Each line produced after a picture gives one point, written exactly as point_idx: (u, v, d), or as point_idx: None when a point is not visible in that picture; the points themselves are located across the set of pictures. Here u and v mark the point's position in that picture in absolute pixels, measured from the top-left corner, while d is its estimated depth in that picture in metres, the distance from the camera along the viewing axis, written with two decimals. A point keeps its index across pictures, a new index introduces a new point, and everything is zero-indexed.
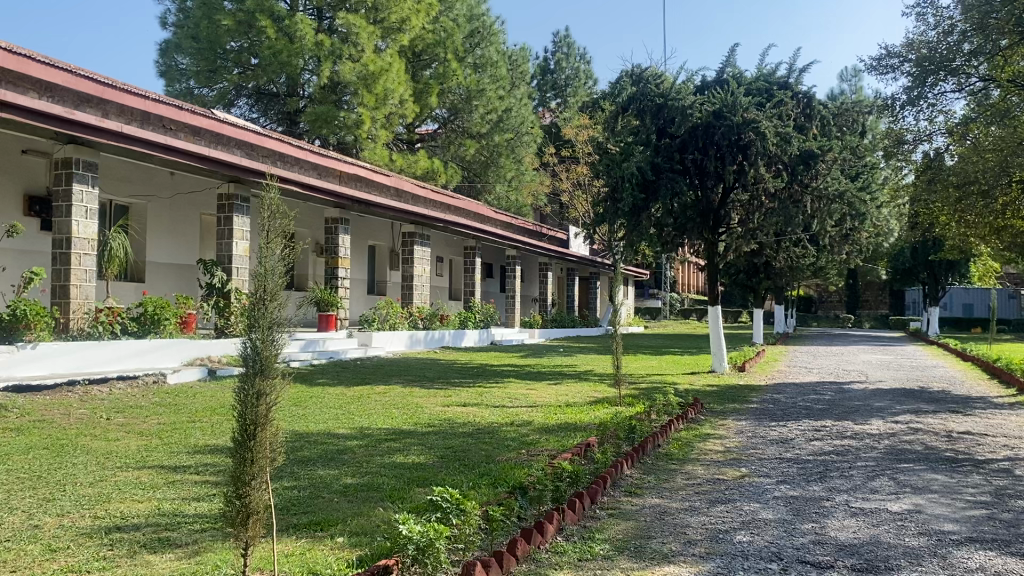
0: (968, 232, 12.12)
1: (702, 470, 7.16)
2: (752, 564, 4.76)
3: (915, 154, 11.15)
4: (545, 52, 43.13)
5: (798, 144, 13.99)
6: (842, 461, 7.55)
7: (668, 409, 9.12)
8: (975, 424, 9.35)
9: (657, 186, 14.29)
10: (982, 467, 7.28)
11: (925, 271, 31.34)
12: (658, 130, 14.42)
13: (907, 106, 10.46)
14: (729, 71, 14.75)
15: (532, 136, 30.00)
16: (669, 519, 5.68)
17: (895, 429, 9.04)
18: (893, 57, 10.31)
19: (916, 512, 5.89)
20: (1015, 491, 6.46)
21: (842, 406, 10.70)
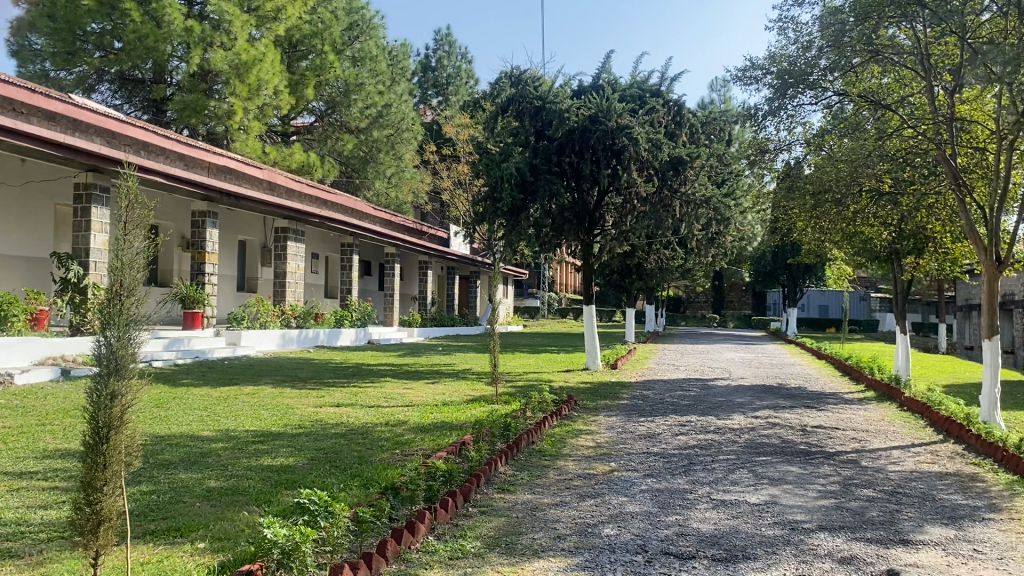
0: (823, 237, 12.87)
1: (573, 465, 7.30)
2: (619, 557, 4.88)
3: (776, 163, 11.71)
4: (426, 50, 42.93)
5: (670, 150, 14.57)
6: (705, 454, 7.87)
7: (542, 407, 9.28)
8: (826, 418, 9.95)
9: (535, 188, 14.44)
10: (832, 459, 7.76)
11: (785, 274, 33.21)
12: (537, 132, 14.60)
13: (768, 116, 10.86)
14: (605, 78, 15.14)
15: (413, 132, 29.83)
16: (540, 514, 5.76)
17: (755, 424, 9.49)
18: (757, 69, 10.78)
19: (773, 503, 6.19)
20: (861, 481, 6.91)
21: (706, 402, 11.15)
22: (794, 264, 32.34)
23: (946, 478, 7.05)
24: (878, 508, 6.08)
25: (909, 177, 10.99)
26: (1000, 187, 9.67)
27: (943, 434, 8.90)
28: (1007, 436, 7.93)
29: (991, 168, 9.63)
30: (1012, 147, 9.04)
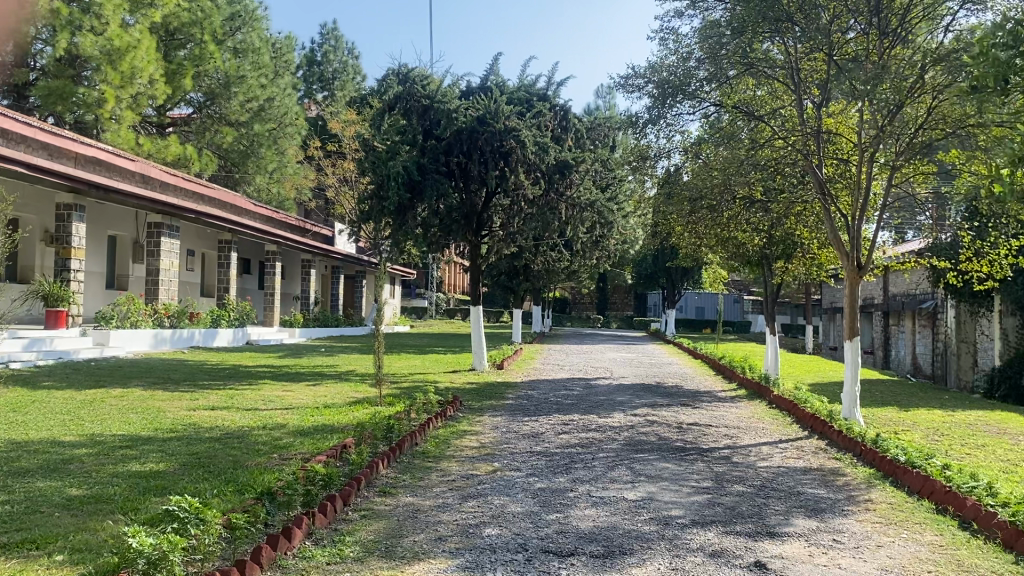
0: (700, 241, 13.28)
1: (456, 466, 7.30)
2: (499, 556, 4.91)
3: (655, 169, 12.05)
4: (311, 44, 42.07)
5: (556, 153, 14.77)
6: (586, 453, 8.01)
7: (427, 408, 9.26)
8: (701, 416, 10.31)
9: (422, 187, 14.31)
10: (705, 455, 8.05)
11: (664, 276, 34.29)
12: (425, 131, 14.51)
13: (649, 124, 11.18)
14: (493, 80, 15.21)
15: (296, 127, 29.17)
16: (421, 517, 5.73)
17: (635, 422, 9.74)
18: (639, 78, 11.06)
19: (650, 499, 6.37)
20: (732, 476, 7.20)
21: (588, 401, 11.36)
22: (672, 267, 33.38)
23: (810, 472, 7.43)
24: (748, 502, 6.35)
25: (779, 186, 11.51)
26: (861, 197, 10.29)
27: (808, 430, 9.37)
28: (864, 432, 8.43)
29: (854, 180, 10.21)
30: (873, 160, 9.64)
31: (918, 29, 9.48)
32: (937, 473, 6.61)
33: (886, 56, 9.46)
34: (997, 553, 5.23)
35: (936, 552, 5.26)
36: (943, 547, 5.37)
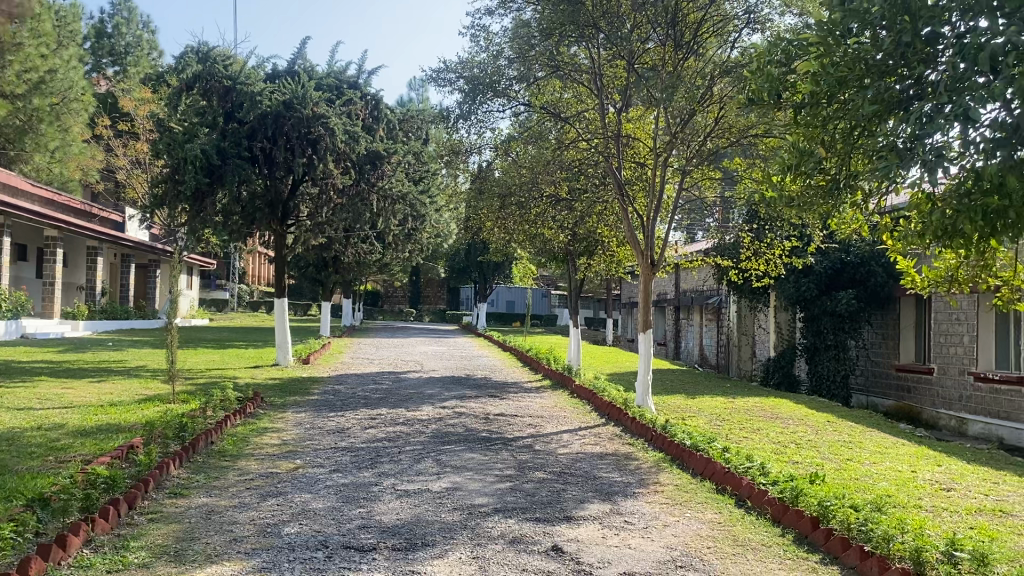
0: (509, 237, 13.49)
1: (256, 465, 7.03)
2: (298, 555, 4.78)
3: (466, 164, 12.13)
4: (100, 14, 38.92)
5: (366, 144, 14.98)
6: (392, 446, 7.97)
7: (224, 405, 8.86)
8: (507, 407, 10.55)
9: (222, 173, 13.56)
10: (510, 444, 8.24)
11: (476, 271, 34.74)
12: (226, 114, 13.80)
13: (460, 119, 11.20)
14: (300, 64, 14.79)
15: (83, 103, 26.88)
16: (216, 518, 5.47)
17: (442, 414, 9.80)
18: (450, 72, 11.08)
19: (454, 489, 6.44)
20: (534, 464, 7.42)
21: (397, 395, 11.31)
22: (483, 261, 34.00)
23: (605, 457, 7.80)
24: (547, 488, 6.57)
25: (582, 186, 12.06)
26: (655, 198, 10.96)
27: (604, 418, 9.83)
28: (655, 418, 8.94)
29: (649, 182, 10.86)
30: (666, 164, 10.28)
31: (709, 44, 10.19)
32: (718, 455, 7.14)
33: (682, 65, 10.07)
34: (767, 527, 5.73)
35: (715, 528, 5.68)
36: (721, 523, 5.81)
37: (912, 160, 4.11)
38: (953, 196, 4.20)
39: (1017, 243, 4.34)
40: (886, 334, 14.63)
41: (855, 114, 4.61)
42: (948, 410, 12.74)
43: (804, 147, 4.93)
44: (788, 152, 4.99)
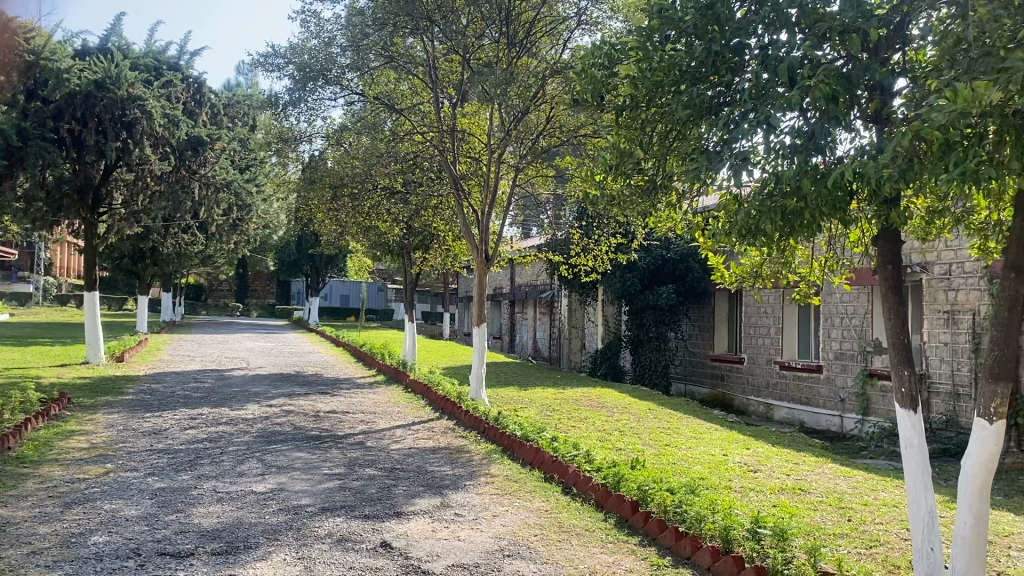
0: (340, 228, 13.22)
1: (60, 471, 6.53)
2: (106, 565, 4.48)
3: (295, 153, 11.77)
4: None
5: (186, 129, 14.28)
6: (214, 447, 7.63)
7: (25, 408, 8.17)
8: (338, 404, 10.33)
9: (24, 156, 12.26)
10: (340, 442, 8.08)
11: (307, 264, 33.82)
12: (28, 91, 12.67)
13: (289, 106, 10.82)
14: (114, 42, 13.87)
15: None
16: (12, 531, 5.03)
17: (268, 413, 9.49)
18: (278, 57, 10.66)
19: (279, 490, 6.24)
20: (364, 461, 7.33)
21: (220, 393, 10.84)
22: (314, 254, 33.19)
23: (436, 451, 7.81)
24: (377, 485, 6.50)
25: (417, 178, 12.00)
26: (490, 193, 11.06)
27: (438, 412, 9.84)
28: (487, 410, 9.05)
29: (484, 177, 10.96)
30: (499, 160, 10.42)
31: (541, 44, 10.38)
32: (547, 444, 7.33)
33: (515, 63, 10.23)
34: (591, 512, 5.92)
35: (542, 516, 5.83)
36: (548, 511, 5.96)
37: (722, 162, 4.38)
38: (755, 198, 4.51)
39: (811, 242, 4.71)
40: (702, 327, 15.49)
41: (670, 118, 4.85)
42: (756, 396, 13.70)
43: (624, 148, 5.11)
44: (610, 152, 5.20)
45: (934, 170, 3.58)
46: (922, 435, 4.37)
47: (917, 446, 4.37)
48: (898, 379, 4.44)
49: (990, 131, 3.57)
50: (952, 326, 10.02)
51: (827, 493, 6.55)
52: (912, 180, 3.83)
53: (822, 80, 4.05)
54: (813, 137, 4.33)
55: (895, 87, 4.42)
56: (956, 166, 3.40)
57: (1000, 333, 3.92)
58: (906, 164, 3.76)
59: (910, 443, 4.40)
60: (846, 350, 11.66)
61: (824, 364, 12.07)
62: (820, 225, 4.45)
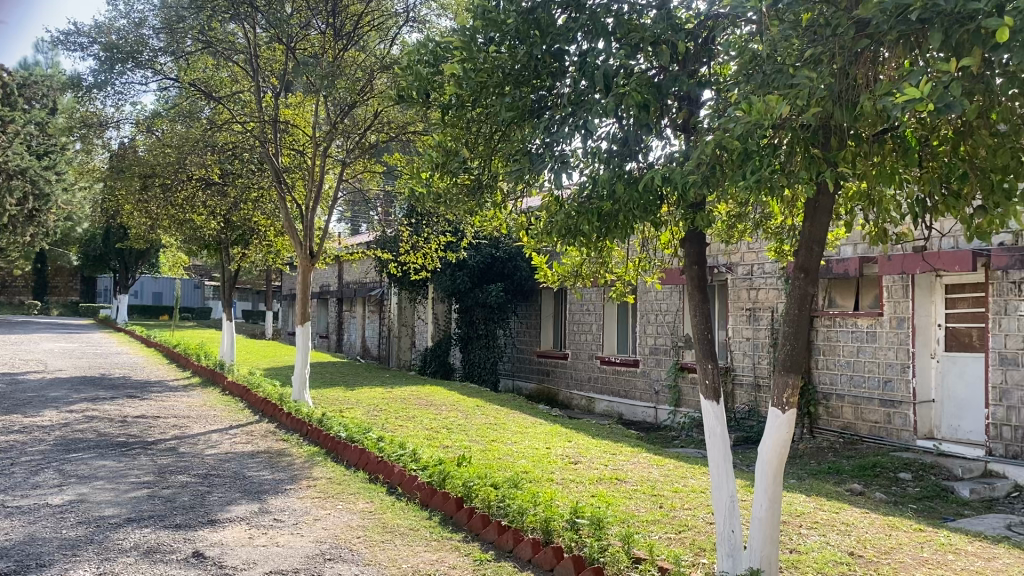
0: (150, 222, 12.38)
1: None
2: None
3: (100, 140, 10.97)
4: None
5: None
6: (3, 458, 6.97)
7: None
8: (148, 408, 9.73)
9: None
10: (150, 449, 7.61)
11: (115, 259, 31.62)
12: None
13: (93, 89, 10.03)
14: None
15: None
16: None
17: (67, 420, 8.78)
18: (81, 35, 9.85)
19: (78, 502, 5.79)
20: (176, 468, 6.94)
21: (11, 399, 9.92)
22: (122, 247, 31.06)
23: (256, 455, 7.52)
24: (189, 493, 6.18)
25: (236, 171, 11.49)
26: (314, 189, 10.75)
27: (258, 415, 9.48)
28: (310, 412, 8.81)
29: (308, 171, 10.65)
30: (326, 154, 10.19)
31: (368, 38, 10.13)
32: (371, 445, 7.23)
33: (342, 55, 10.00)
34: (416, 511, 5.90)
35: (365, 518, 5.74)
36: (371, 512, 5.88)
37: (543, 164, 4.55)
38: (574, 199, 4.68)
39: (626, 244, 4.91)
40: (530, 324, 15.87)
41: (494, 119, 4.90)
42: (579, 391, 14.17)
43: (449, 147, 5.09)
44: (435, 150, 5.12)
45: (734, 177, 3.84)
46: (723, 424, 4.65)
47: (720, 435, 4.63)
48: (703, 372, 4.71)
49: (782, 143, 3.87)
50: (754, 322, 10.78)
51: (641, 481, 6.87)
52: (715, 186, 4.07)
53: (634, 88, 4.23)
54: (628, 142, 4.53)
55: (701, 98, 4.70)
56: (751, 174, 3.66)
57: (791, 328, 4.25)
58: (709, 172, 4.01)
59: (713, 432, 4.66)
60: (660, 345, 12.29)
61: (641, 359, 12.66)
62: (634, 226, 4.65)
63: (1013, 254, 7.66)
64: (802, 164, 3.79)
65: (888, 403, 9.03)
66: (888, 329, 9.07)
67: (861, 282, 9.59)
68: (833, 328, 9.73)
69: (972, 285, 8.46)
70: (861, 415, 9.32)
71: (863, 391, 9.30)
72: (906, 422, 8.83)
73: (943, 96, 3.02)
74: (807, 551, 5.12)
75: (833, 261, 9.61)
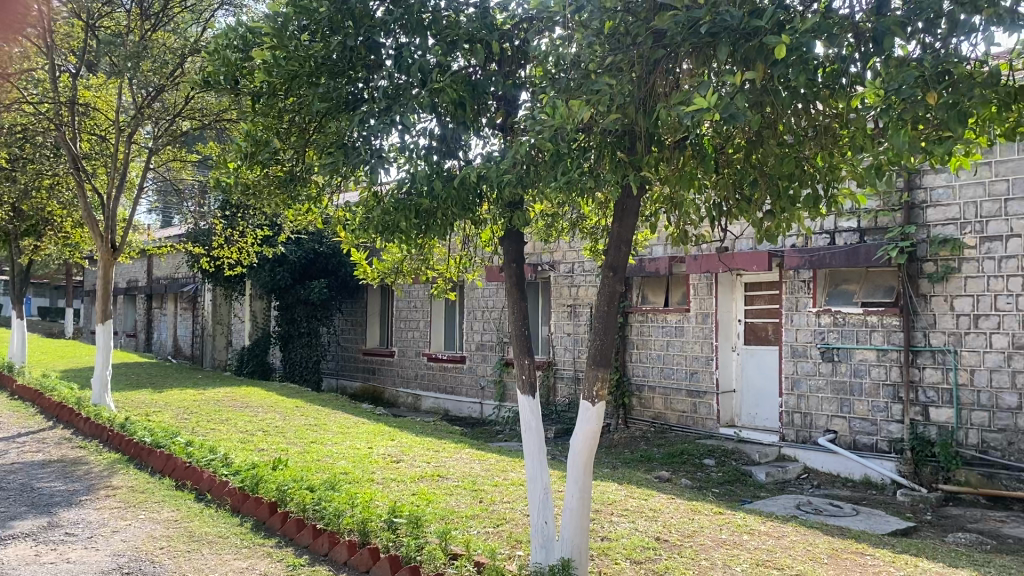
0: None
1: None
2: None
3: None
4: None
5: None
6: None
7: None
8: None
9: None
10: None
11: None
12: None
13: None
14: None
15: None
16: None
17: None
18: None
19: None
20: None
21: None
22: None
23: (47, 465, 6.94)
24: None
25: (28, 155, 10.53)
26: (117, 178, 10.08)
27: (52, 421, 8.76)
28: (112, 416, 8.22)
29: (111, 158, 9.95)
30: (130, 141, 9.53)
31: (179, 19, 9.60)
32: (179, 450, 6.85)
33: (149, 36, 9.39)
34: (226, 518, 5.65)
35: (169, 527, 5.42)
36: (177, 521, 5.56)
37: (359, 158, 4.46)
38: (392, 195, 4.57)
39: (445, 240, 4.90)
40: (355, 322, 15.62)
41: (307, 110, 4.75)
42: (405, 388, 14.10)
43: (260, 136, 4.89)
44: (243, 139, 4.90)
45: (546, 178, 3.91)
46: (539, 419, 4.71)
47: (534, 429, 4.69)
48: (520, 368, 4.77)
49: (591, 147, 3.99)
50: (574, 318, 11.13)
51: (462, 477, 6.90)
52: (529, 185, 4.13)
53: (450, 84, 4.23)
54: (446, 139, 4.50)
55: (518, 100, 4.76)
56: (561, 176, 3.78)
57: (601, 325, 4.39)
58: (523, 171, 4.06)
59: (529, 426, 4.71)
60: (486, 341, 12.44)
61: (467, 355, 12.75)
62: (452, 222, 4.66)
63: (803, 255, 8.30)
64: (610, 167, 3.91)
65: (695, 394, 9.55)
66: (694, 324, 9.60)
67: (671, 280, 10.09)
68: (645, 324, 10.19)
69: (768, 283, 9.17)
70: (671, 405, 9.82)
71: (672, 383, 9.81)
72: (710, 410, 9.39)
73: (728, 106, 3.25)
74: (617, 538, 5.32)
75: (645, 259, 10.05)
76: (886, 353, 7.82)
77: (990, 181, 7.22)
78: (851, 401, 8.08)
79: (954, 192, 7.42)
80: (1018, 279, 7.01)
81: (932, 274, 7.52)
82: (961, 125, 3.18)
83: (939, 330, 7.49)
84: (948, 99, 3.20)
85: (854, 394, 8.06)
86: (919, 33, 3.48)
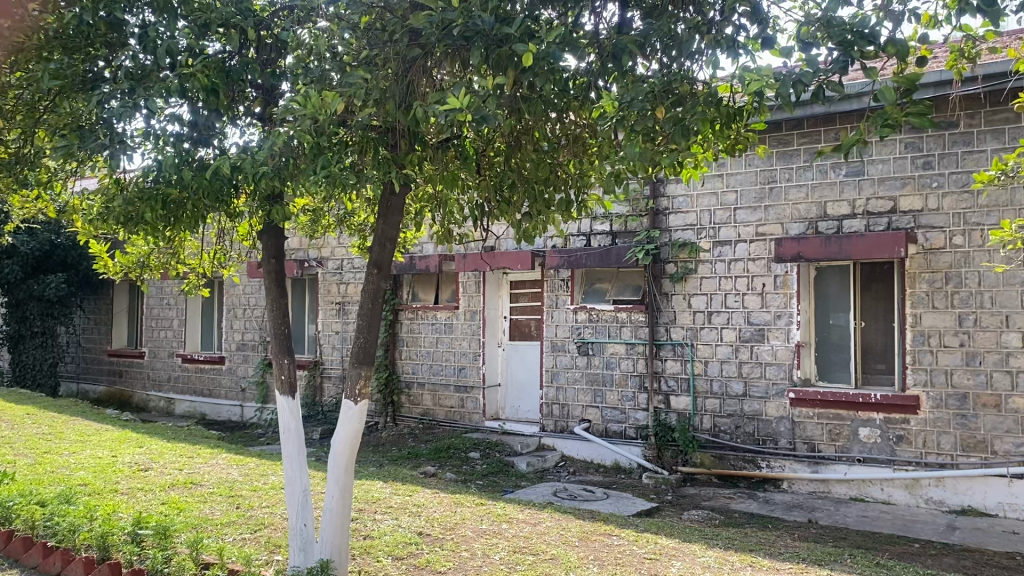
0: None
1: None
2: None
3: None
4: None
5: None
6: None
7: None
8: None
9: None
10: None
11: None
12: None
13: None
14: None
15: None
16: None
17: None
18: None
19: None
20: None
21: None
22: None
23: None
24: None
25: None
26: None
27: None
28: None
29: None
30: None
31: None
32: None
33: None
34: None
35: None
36: None
37: (96, 143, 4.10)
38: (136, 183, 4.26)
39: (197, 233, 4.65)
40: (99, 320, 14.41)
41: (37, 86, 4.32)
42: (157, 391, 13.20)
43: None
44: None
45: (305, 170, 3.79)
46: (298, 419, 4.55)
47: (293, 430, 4.51)
48: (279, 367, 4.59)
49: (352, 143, 3.95)
50: (343, 316, 10.97)
51: (218, 483, 6.59)
52: (287, 178, 4.01)
53: (201, 69, 4.00)
54: (196, 126, 4.27)
55: (279, 89, 4.61)
56: (319, 170, 3.69)
57: (363, 323, 4.35)
58: (280, 163, 3.93)
59: (287, 427, 4.53)
60: (248, 341, 11.93)
61: (227, 355, 12.14)
62: (204, 214, 4.45)
63: (562, 255, 8.73)
64: (370, 164, 3.88)
65: (461, 389, 9.75)
66: (462, 321, 9.81)
67: (440, 278, 10.24)
68: (415, 321, 10.25)
69: (531, 282, 9.58)
70: (438, 400, 9.96)
71: (440, 379, 9.95)
72: (476, 405, 9.63)
73: (479, 108, 3.34)
74: (379, 536, 5.31)
75: (416, 257, 10.12)
76: (634, 347, 8.43)
77: (722, 191, 7.98)
78: (603, 392, 8.62)
79: (692, 201, 8.13)
80: (745, 279, 7.80)
81: (674, 274, 8.21)
82: (685, 138, 3.45)
83: (678, 326, 8.19)
84: (675, 115, 3.49)
85: (606, 385, 8.60)
86: (655, 53, 3.78)
